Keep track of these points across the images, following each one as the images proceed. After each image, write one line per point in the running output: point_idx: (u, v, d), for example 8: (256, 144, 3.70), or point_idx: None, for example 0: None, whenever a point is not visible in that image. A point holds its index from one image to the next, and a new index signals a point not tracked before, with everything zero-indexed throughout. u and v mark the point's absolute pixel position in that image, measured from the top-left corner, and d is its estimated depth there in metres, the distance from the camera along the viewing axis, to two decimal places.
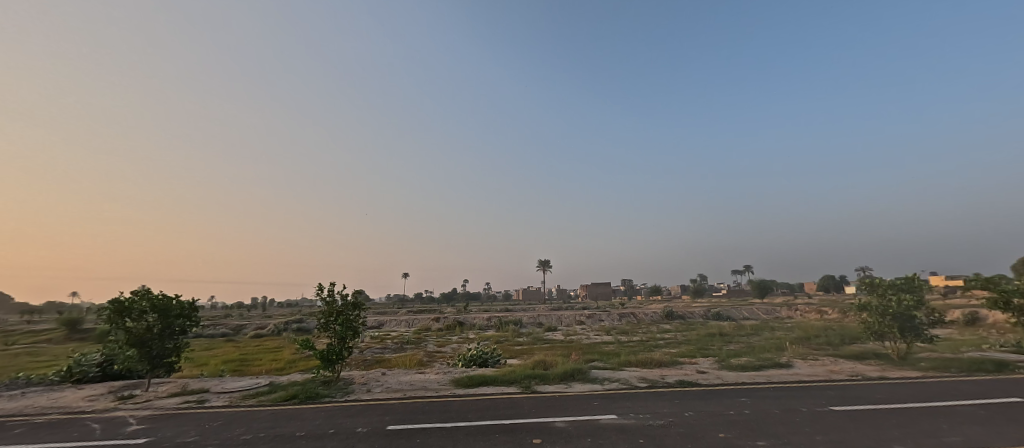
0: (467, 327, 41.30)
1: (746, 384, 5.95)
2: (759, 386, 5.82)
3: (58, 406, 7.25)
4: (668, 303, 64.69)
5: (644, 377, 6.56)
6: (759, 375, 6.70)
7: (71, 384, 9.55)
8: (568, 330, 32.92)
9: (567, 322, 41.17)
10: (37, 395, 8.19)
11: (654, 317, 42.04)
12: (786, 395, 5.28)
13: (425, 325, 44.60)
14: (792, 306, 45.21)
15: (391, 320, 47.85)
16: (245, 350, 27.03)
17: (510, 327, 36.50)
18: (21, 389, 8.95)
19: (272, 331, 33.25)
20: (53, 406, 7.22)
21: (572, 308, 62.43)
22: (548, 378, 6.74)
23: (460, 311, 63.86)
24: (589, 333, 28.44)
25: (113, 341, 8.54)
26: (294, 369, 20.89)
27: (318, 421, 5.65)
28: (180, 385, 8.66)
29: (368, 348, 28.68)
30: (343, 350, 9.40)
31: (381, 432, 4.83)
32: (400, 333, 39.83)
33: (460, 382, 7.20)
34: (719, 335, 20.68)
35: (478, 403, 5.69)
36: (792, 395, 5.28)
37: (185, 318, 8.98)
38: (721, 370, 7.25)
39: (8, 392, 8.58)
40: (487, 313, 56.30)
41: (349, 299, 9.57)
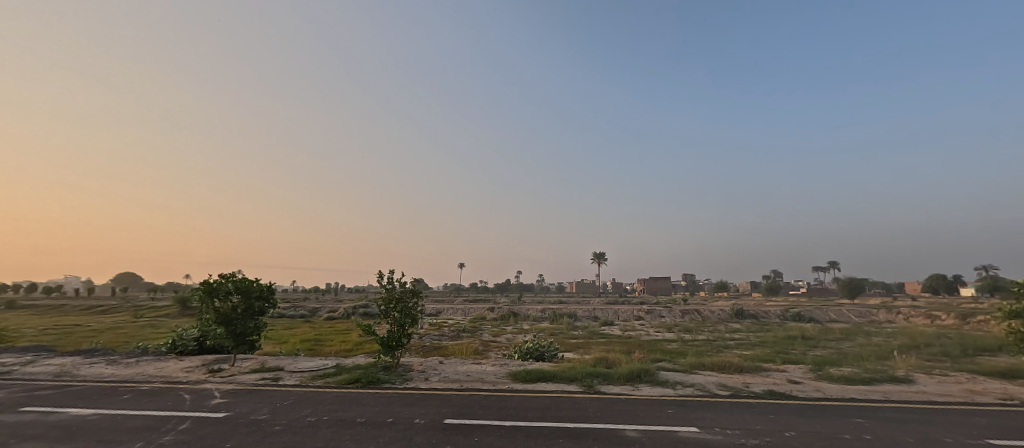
0: (521, 318, 41.54)
1: (857, 402, 5.14)
2: (874, 405, 4.98)
3: (161, 375, 8.07)
4: (736, 301, 60.59)
5: (723, 384, 5.93)
6: (872, 391, 5.79)
7: (173, 355, 10.71)
8: (627, 325, 31.96)
9: (626, 317, 40.07)
10: (146, 364, 9.24)
11: (722, 315, 39.52)
12: (915, 419, 4.45)
13: (481, 314, 45.59)
14: (890, 309, 40.11)
15: (448, 308, 49.54)
16: (318, 330, 29.21)
17: (565, 320, 36.09)
18: (136, 358, 10.17)
19: (342, 314, 35.62)
20: (157, 375, 8.05)
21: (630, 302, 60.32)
22: (611, 378, 6.34)
23: (515, 301, 64.37)
24: (648, 330, 27.36)
25: (205, 319, 9.36)
26: (360, 352, 22.25)
27: (378, 408, 5.71)
28: (260, 362, 9.30)
29: (427, 336, 29.81)
30: (402, 337, 9.64)
31: (439, 425, 4.74)
32: (457, 321, 41.06)
33: (519, 376, 6.98)
34: (801, 338, 18.82)
35: (539, 401, 5.44)
36: (924, 420, 4.44)
37: (264, 299, 9.61)
38: (820, 382, 6.38)
39: (125, 360, 9.79)
40: (542, 304, 56.30)
41: (408, 287, 9.77)
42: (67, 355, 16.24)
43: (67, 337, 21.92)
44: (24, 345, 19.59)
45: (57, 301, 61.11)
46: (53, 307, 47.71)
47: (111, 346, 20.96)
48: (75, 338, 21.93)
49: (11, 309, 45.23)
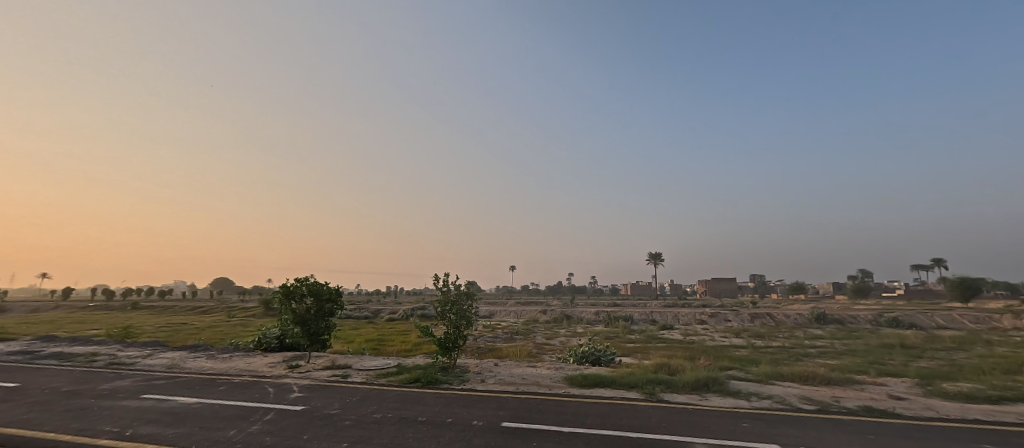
0: (575, 321, 40.98)
1: (980, 425, 4.40)
2: (1003, 430, 4.24)
3: (250, 369, 8.82)
4: (812, 304, 55.63)
5: (806, 397, 5.36)
6: (998, 412, 4.95)
7: (256, 351, 11.69)
8: (688, 330, 30.44)
9: (687, 321, 38.15)
10: (236, 359, 10.18)
11: (797, 320, 36.35)
12: None
13: (534, 316, 45.54)
14: (1011, 315, 34.67)
15: (502, 310, 49.93)
16: (380, 330, 30.65)
17: (622, 323, 35.07)
18: (229, 353, 11.25)
19: (401, 316, 37.13)
20: (247, 369, 8.81)
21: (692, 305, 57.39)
22: (676, 386, 5.97)
23: (569, 303, 63.63)
24: (712, 334, 25.84)
25: (283, 320, 10.08)
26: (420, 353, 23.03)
27: (438, 407, 5.81)
28: (331, 360, 9.88)
29: (482, 337, 30.24)
30: (458, 339, 9.79)
31: (497, 427, 4.71)
32: (511, 323, 41.30)
33: (576, 380, 6.80)
34: (896, 346, 16.77)
35: (599, 407, 5.25)
36: None
37: (333, 302, 10.18)
38: (927, 399, 5.58)
39: (221, 355, 10.87)
40: (597, 307, 55.14)
41: (462, 289, 9.91)
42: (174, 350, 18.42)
43: (174, 334, 24.84)
44: (141, 341, 22.49)
45: (164, 302, 69.62)
46: (162, 307, 54.40)
47: (209, 343, 23.44)
48: (180, 334, 24.83)
49: (131, 309, 52.34)
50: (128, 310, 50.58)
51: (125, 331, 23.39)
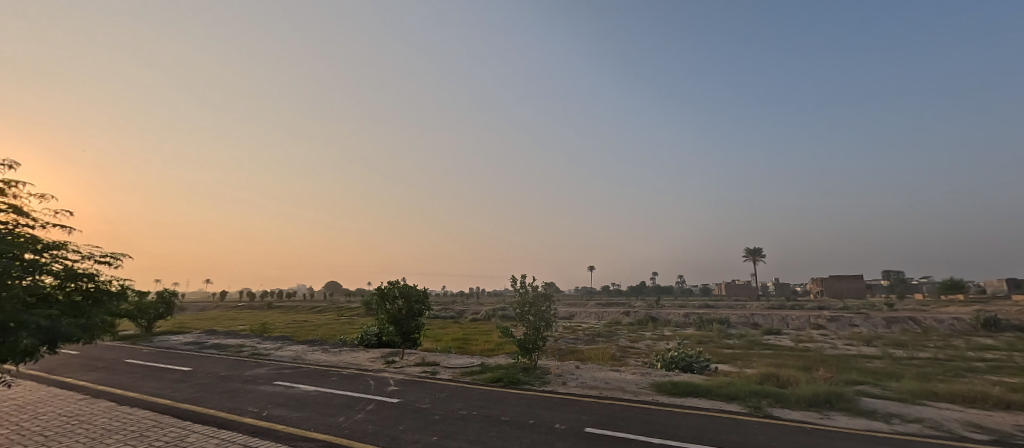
0: (663, 324, 38.79)
1: None
2: None
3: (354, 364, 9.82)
4: (968, 308, 46.09)
5: (972, 424, 4.30)
6: None
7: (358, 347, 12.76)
8: (800, 336, 27.00)
9: (798, 325, 33.89)
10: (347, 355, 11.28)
11: (948, 327, 30.28)
12: None
13: (618, 318, 43.95)
14: None
15: (584, 311, 49.00)
16: (465, 330, 31.80)
17: (717, 326, 32.33)
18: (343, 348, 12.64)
19: (484, 316, 38.17)
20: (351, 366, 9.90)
21: (805, 307, 50.91)
22: (788, 400, 5.21)
23: (656, 304, 60.43)
24: (831, 342, 22.62)
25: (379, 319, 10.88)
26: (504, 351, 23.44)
27: (519, 408, 5.71)
28: (422, 357, 10.43)
29: (564, 339, 29.88)
30: (538, 340, 9.72)
31: (581, 433, 4.46)
32: (593, 325, 40.31)
33: (666, 387, 6.27)
34: None
35: (695, 419, 4.72)
36: None
37: (421, 303, 10.66)
38: None
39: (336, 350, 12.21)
40: (689, 309, 51.49)
41: (540, 290, 9.78)
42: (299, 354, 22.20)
43: (292, 329, 28.29)
44: (271, 335, 26.16)
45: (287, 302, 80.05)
46: (285, 307, 62.62)
47: (320, 339, 26.23)
48: (299, 330, 28.26)
49: (263, 308, 61.19)
50: (261, 310, 59.09)
51: (260, 326, 27.45)
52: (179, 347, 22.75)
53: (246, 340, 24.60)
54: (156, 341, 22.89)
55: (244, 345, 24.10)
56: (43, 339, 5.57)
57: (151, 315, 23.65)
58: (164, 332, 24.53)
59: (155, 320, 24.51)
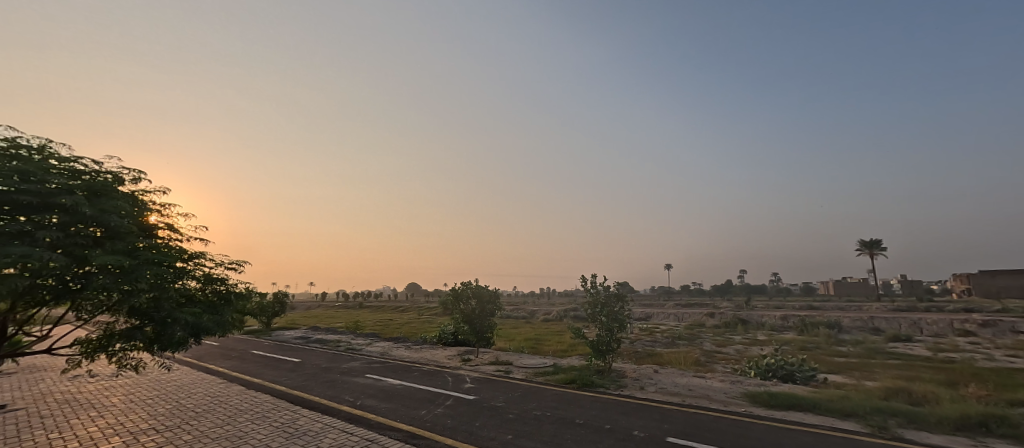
0: (755, 327, 35.50)
1: None
2: None
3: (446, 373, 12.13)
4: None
5: None
6: None
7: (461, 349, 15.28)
8: (934, 344, 22.99)
9: (931, 332, 28.92)
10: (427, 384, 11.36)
11: None
12: None
13: (702, 320, 41.07)
14: None
15: (663, 313, 46.53)
16: (538, 330, 31.81)
17: (822, 331, 28.74)
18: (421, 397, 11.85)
19: (557, 317, 37.88)
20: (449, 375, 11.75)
21: (940, 310, 43.33)
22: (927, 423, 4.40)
23: (747, 304, 55.44)
24: (977, 352, 18.95)
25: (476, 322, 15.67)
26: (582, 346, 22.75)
27: (595, 411, 5.51)
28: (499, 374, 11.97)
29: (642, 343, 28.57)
30: (612, 341, 9.63)
31: (661, 441, 4.18)
32: (673, 327, 38.14)
33: (761, 398, 5.65)
34: None
35: (799, 435, 4.17)
36: None
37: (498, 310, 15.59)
38: None
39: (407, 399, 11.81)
40: (786, 310, 46.47)
41: (613, 290, 9.53)
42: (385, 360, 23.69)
43: (381, 327, 30.44)
44: (363, 331, 28.43)
45: (373, 302, 86.21)
46: (374, 306, 67.64)
47: (403, 337, 27.85)
48: (386, 327, 30.32)
49: (355, 307, 66.61)
50: (353, 309, 64.47)
51: (354, 323, 29.96)
52: (291, 340, 25.61)
53: (342, 335, 27.00)
54: (274, 335, 25.99)
55: (341, 340, 26.44)
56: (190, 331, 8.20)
57: (271, 313, 26.74)
58: (279, 328, 27.75)
59: (272, 318, 27.48)
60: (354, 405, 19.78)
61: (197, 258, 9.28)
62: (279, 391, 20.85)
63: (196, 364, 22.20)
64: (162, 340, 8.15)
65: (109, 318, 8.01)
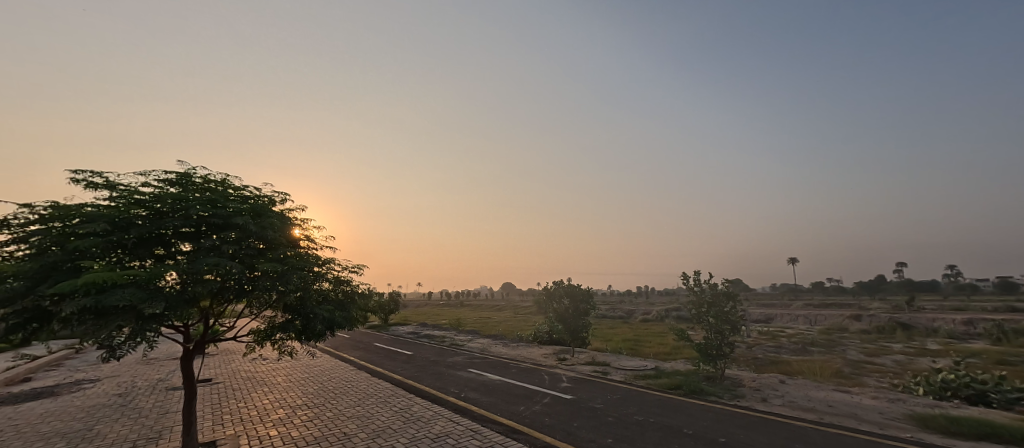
0: (914, 335, 29.21)
1: None
2: None
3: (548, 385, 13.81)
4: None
5: None
6: None
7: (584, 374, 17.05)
8: None
9: None
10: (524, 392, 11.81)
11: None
12: None
13: (839, 324, 35.11)
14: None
15: (788, 314, 40.80)
16: (637, 331, 30.39)
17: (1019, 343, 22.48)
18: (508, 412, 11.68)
19: (657, 317, 35.70)
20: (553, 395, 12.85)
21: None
22: None
23: (904, 307, 45.71)
24: None
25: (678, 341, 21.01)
26: (691, 344, 20.72)
27: None
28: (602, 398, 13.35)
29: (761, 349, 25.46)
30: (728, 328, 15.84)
31: None
32: (801, 331, 33.26)
33: None
34: None
35: None
36: None
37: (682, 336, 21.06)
38: None
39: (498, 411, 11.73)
40: (962, 314, 37.33)
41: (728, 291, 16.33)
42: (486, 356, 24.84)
43: (481, 324, 31.97)
44: (464, 328, 30.12)
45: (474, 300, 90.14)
46: (473, 304, 70.69)
47: (502, 334, 28.90)
48: (486, 324, 31.75)
49: (456, 304, 70.44)
50: (454, 306, 68.23)
51: (455, 320, 31.95)
52: (404, 335, 28.23)
53: (446, 332, 28.95)
54: (391, 330, 28.97)
55: (445, 336, 28.36)
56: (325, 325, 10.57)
57: (387, 309, 29.85)
58: (393, 323, 30.88)
59: (388, 314, 30.55)
60: (459, 397, 21.12)
61: (331, 263, 11.56)
62: (396, 379, 23.28)
63: (333, 353, 25.83)
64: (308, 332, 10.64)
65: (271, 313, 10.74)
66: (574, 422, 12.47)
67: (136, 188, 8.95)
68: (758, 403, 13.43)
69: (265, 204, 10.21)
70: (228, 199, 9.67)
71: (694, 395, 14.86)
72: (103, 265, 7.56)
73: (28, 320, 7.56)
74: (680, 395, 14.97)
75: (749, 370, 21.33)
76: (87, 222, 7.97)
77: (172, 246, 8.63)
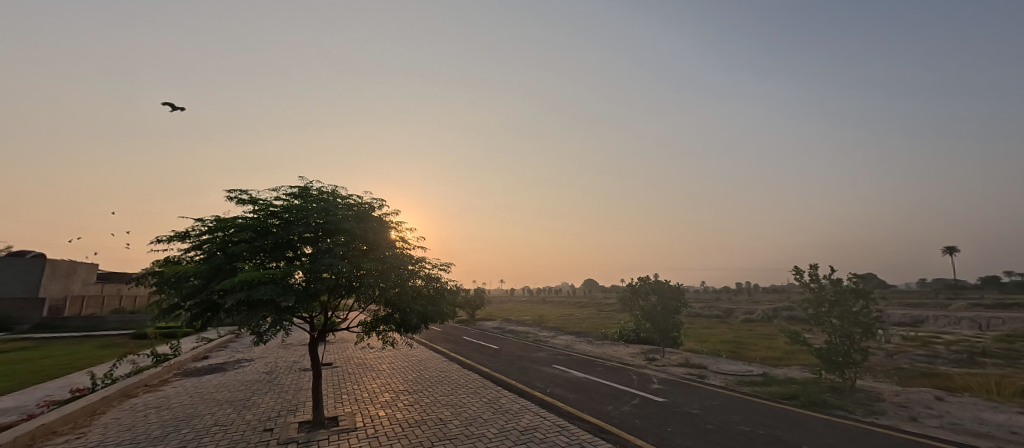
0: None
1: None
2: None
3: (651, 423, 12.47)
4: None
5: None
6: None
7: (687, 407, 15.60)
8: None
9: None
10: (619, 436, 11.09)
11: None
12: None
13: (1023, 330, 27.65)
14: None
15: (943, 316, 33.30)
16: (738, 332, 27.50)
17: None
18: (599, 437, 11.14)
19: (764, 317, 31.80)
20: (651, 425, 11.99)
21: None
22: None
23: None
24: None
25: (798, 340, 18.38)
26: (807, 348, 18.14)
27: None
28: (708, 419, 12.28)
29: (906, 367, 21.10)
30: (856, 331, 13.39)
31: None
32: (962, 338, 26.97)
33: None
34: None
35: None
36: None
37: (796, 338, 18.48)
38: None
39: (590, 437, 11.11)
40: None
41: (850, 286, 13.68)
42: (572, 363, 24.65)
43: (565, 321, 31.80)
44: (547, 325, 30.38)
45: (559, 297, 89.42)
46: (557, 301, 70.40)
47: (586, 332, 28.41)
48: (570, 321, 31.50)
49: (539, 302, 70.99)
50: (536, 303, 68.67)
51: (539, 317, 32.35)
52: (490, 330, 29.47)
53: (530, 328, 29.52)
54: (477, 325, 30.49)
55: (529, 331, 28.96)
56: (420, 319, 11.71)
57: (474, 305, 31.44)
58: (480, 318, 32.36)
59: (475, 309, 32.14)
60: (545, 392, 21.47)
61: (423, 262, 12.64)
62: (484, 372, 24.45)
63: (428, 345, 28.12)
64: (406, 325, 11.83)
65: (376, 307, 12.15)
66: (667, 427, 11.81)
67: (273, 202, 11.14)
68: (905, 422, 11.25)
69: (368, 210, 11.72)
70: (339, 207, 11.38)
71: (814, 408, 12.97)
72: (251, 266, 9.67)
73: (206, 308, 10.12)
74: (797, 407, 13.18)
75: (888, 382, 17.89)
76: (241, 232, 10.31)
77: (299, 249, 10.59)
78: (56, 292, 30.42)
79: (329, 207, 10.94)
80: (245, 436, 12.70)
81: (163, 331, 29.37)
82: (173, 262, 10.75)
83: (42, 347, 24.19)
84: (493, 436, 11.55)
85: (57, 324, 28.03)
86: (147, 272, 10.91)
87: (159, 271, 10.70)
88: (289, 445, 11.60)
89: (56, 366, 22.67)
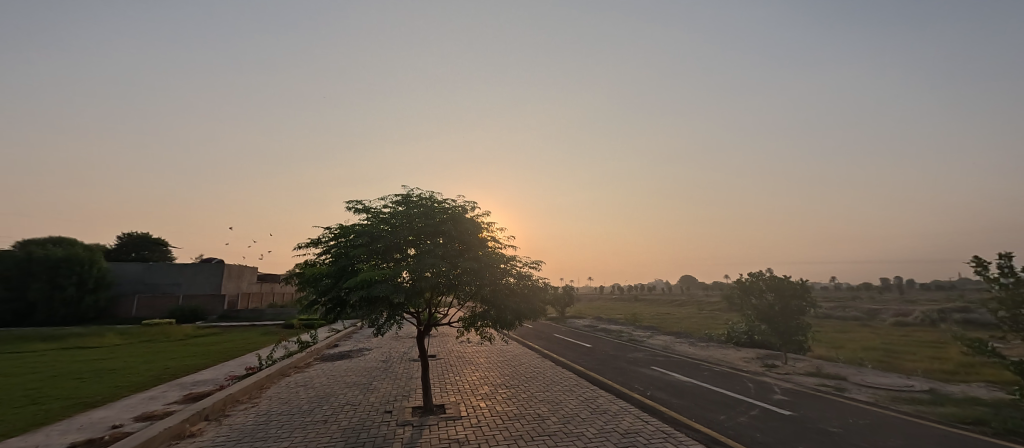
0: None
1: None
2: None
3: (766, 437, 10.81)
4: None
5: None
6: None
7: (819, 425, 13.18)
8: None
9: None
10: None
11: None
12: None
13: None
14: None
15: None
16: (885, 338, 22.63)
17: None
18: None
19: (923, 320, 25.68)
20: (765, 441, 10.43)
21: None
22: None
23: None
24: None
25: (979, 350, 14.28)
26: (996, 359, 14.02)
27: None
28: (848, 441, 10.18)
29: None
30: None
31: None
32: None
33: None
34: None
35: None
36: None
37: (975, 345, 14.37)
38: None
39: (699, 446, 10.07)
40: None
41: None
42: (673, 364, 22.86)
43: (663, 320, 29.64)
44: (642, 324, 28.67)
45: (658, 295, 83.60)
46: (653, 300, 65.96)
47: (688, 333, 26.06)
48: (668, 321, 29.26)
49: (631, 300, 67.39)
50: (628, 302, 65.26)
51: (632, 315, 30.68)
52: (582, 328, 28.90)
53: (624, 326, 28.18)
54: (568, 323, 30.16)
55: (623, 330, 27.69)
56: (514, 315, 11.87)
57: (564, 301, 31.16)
58: (571, 316, 31.93)
59: (564, 307, 31.80)
60: (645, 395, 20.26)
61: (513, 259, 12.76)
62: (579, 370, 24.03)
63: (523, 341, 28.68)
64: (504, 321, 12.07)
65: (473, 304, 12.61)
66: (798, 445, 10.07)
67: (382, 210, 12.20)
68: None
69: (461, 212, 12.15)
70: (436, 211, 12.02)
71: (1016, 439, 9.89)
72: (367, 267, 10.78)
73: (336, 304, 11.63)
74: (988, 435, 10.20)
75: None
76: (359, 238, 11.51)
77: (405, 251, 11.43)
78: (232, 290, 38.40)
79: (428, 211, 11.69)
80: (370, 416, 14.22)
81: (305, 322, 35.03)
82: (310, 265, 12.57)
83: (225, 334, 30.65)
84: (594, 436, 11.13)
85: (234, 316, 35.31)
86: (292, 274, 12.98)
87: (299, 272, 12.63)
88: (406, 427, 12.74)
89: (233, 348, 28.49)
